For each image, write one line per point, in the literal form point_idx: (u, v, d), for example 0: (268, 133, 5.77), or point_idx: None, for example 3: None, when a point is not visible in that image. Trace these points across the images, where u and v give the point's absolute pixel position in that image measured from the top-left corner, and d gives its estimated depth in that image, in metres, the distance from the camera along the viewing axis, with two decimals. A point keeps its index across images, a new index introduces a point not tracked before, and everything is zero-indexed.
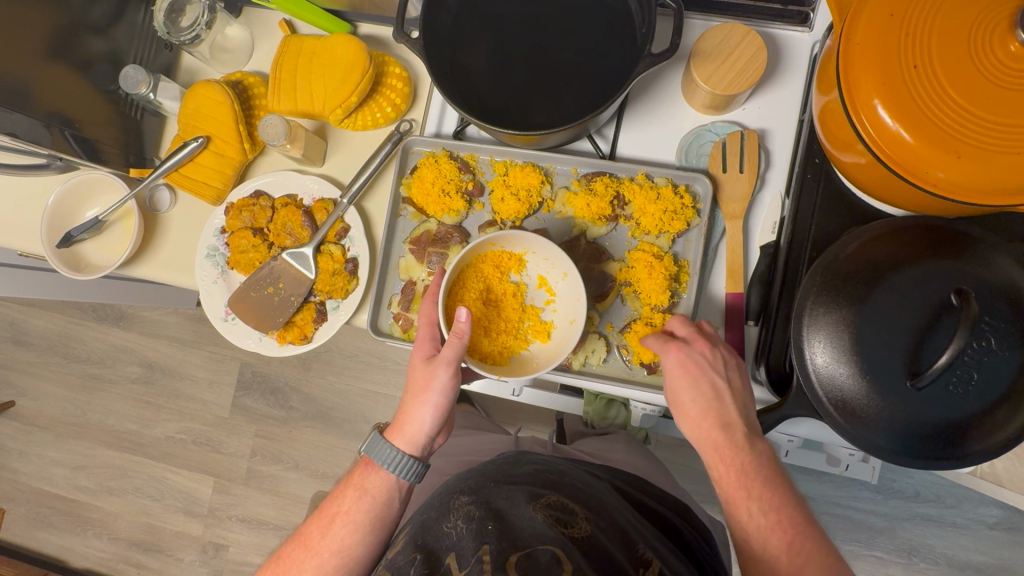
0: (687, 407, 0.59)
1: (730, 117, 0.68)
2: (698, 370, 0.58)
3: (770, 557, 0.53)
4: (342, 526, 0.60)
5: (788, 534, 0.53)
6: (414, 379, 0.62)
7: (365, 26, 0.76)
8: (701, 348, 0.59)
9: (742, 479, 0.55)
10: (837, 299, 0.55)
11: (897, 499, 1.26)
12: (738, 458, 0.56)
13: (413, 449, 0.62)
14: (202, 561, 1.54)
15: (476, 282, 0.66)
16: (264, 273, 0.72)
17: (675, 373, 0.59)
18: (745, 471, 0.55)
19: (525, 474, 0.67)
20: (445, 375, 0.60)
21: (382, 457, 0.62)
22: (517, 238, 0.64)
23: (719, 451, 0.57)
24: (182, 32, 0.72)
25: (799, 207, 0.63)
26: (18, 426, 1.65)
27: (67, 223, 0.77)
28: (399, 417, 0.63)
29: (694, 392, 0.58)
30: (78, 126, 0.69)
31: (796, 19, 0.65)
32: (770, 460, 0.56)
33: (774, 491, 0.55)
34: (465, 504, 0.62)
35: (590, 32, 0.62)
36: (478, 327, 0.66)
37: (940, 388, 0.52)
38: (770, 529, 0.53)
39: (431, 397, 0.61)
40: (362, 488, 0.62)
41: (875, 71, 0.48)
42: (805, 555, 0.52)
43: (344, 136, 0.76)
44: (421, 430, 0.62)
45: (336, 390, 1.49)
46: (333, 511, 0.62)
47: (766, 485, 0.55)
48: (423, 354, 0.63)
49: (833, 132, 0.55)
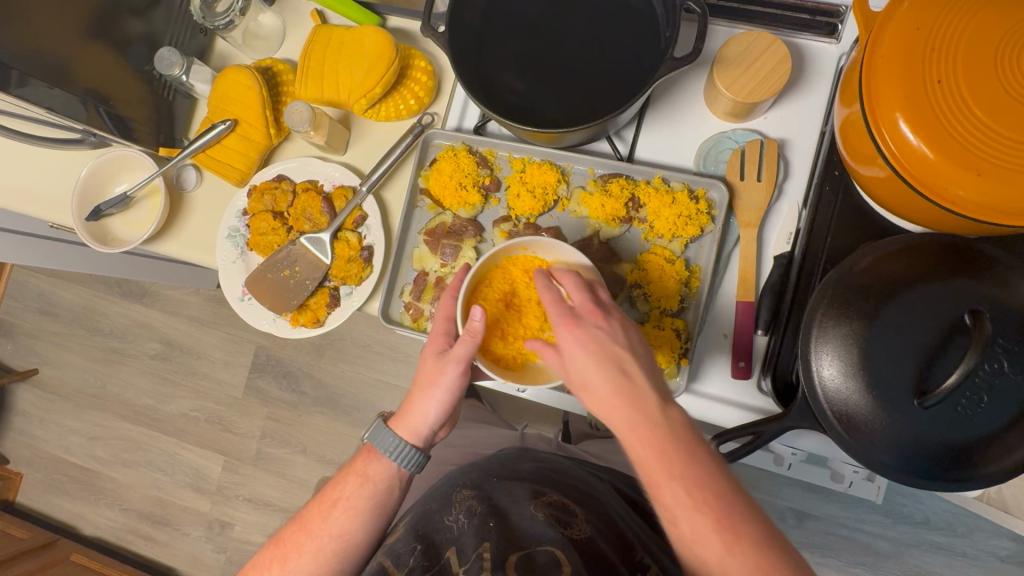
0: (592, 388, 0.53)
1: (751, 125, 0.67)
2: (597, 344, 0.53)
3: (703, 538, 0.47)
4: (342, 511, 0.61)
5: (715, 510, 0.47)
6: (423, 372, 0.62)
7: (392, 19, 0.77)
8: (595, 321, 0.54)
9: (663, 458, 0.49)
10: (847, 313, 0.55)
11: (905, 524, 1.23)
12: (655, 433, 0.50)
13: (414, 439, 0.63)
14: (207, 538, 1.57)
15: (501, 283, 0.65)
16: (282, 256, 0.73)
17: (575, 354, 0.54)
18: (662, 446, 0.49)
19: (527, 471, 0.69)
20: (454, 372, 0.60)
21: (385, 445, 0.62)
22: (545, 247, 0.63)
23: (636, 433, 0.50)
24: (216, 17, 0.74)
25: (815, 219, 0.62)
26: (41, 394, 1.71)
27: (96, 197, 0.80)
28: (404, 405, 0.64)
29: (596, 371, 0.52)
30: (113, 104, 0.71)
31: (825, 30, 0.66)
32: (687, 427, 0.51)
33: (699, 462, 0.49)
34: (466, 499, 0.63)
35: (613, 34, 0.62)
36: (494, 327, 0.64)
37: (947, 409, 0.51)
38: (699, 507, 0.47)
39: (437, 392, 0.61)
40: (365, 475, 0.62)
41: (898, 84, 0.48)
42: (735, 533, 0.46)
43: (368, 126, 0.77)
44: (423, 423, 0.62)
45: (347, 377, 1.52)
46: (334, 496, 0.62)
47: (687, 457, 0.49)
48: (434, 348, 0.62)
49: (853, 144, 0.55)
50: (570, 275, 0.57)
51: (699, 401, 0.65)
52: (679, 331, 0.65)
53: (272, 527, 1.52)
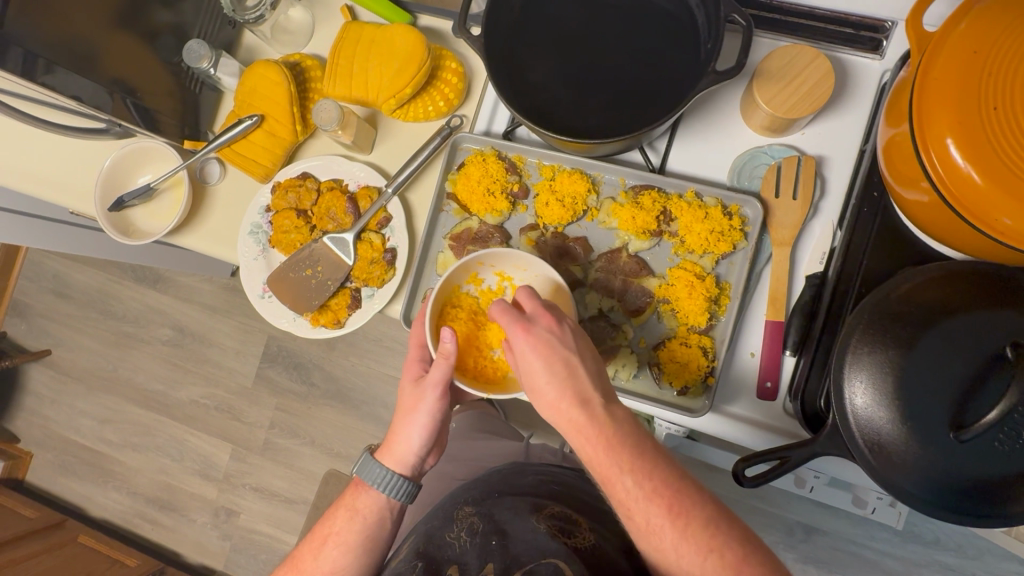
0: (543, 392, 0.53)
1: (788, 141, 0.66)
2: (548, 349, 0.52)
3: (656, 528, 0.49)
4: (334, 547, 0.62)
5: (665, 500, 0.49)
6: (403, 402, 0.63)
7: (424, 18, 0.76)
8: (546, 325, 0.53)
9: (610, 455, 0.50)
10: (883, 340, 0.53)
11: (915, 543, 1.22)
12: (603, 431, 0.51)
13: (402, 468, 0.63)
14: (213, 525, 1.58)
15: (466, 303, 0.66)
16: (304, 255, 0.72)
17: (527, 360, 0.53)
18: (612, 443, 0.50)
19: (529, 485, 0.68)
20: (432, 396, 0.60)
21: (372, 477, 0.62)
22: (505, 257, 0.63)
23: (584, 432, 0.51)
24: (247, 11, 0.73)
25: (851, 240, 0.61)
26: (53, 375, 1.72)
27: (119, 188, 0.79)
28: (388, 436, 0.64)
29: (546, 375, 0.52)
30: (140, 96, 0.71)
31: (869, 45, 0.64)
32: (633, 424, 0.52)
33: (644, 456, 0.50)
34: (468, 515, 0.64)
35: (651, 44, 0.61)
36: (469, 344, 0.64)
37: (982, 443, 0.50)
38: (649, 497, 0.49)
39: (419, 417, 0.62)
40: (354, 509, 0.63)
41: (952, 108, 0.46)
42: (687, 517, 0.48)
43: (395, 126, 0.76)
44: (410, 449, 0.63)
45: (358, 371, 1.52)
46: (325, 532, 0.63)
47: (634, 452, 0.50)
48: (412, 375, 0.63)
49: (896, 166, 0.54)
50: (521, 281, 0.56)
51: (724, 421, 0.64)
52: (706, 349, 0.64)
53: (278, 518, 1.52)
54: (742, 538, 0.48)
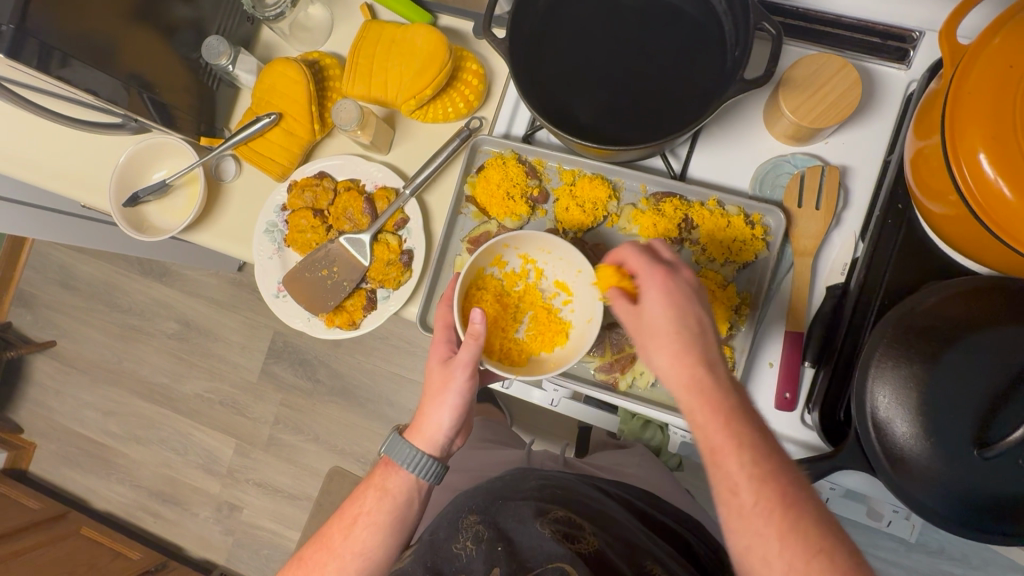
0: (666, 344, 0.51)
1: (811, 150, 0.65)
2: (684, 299, 0.53)
3: (761, 510, 0.43)
4: (364, 528, 0.59)
5: (780, 484, 0.43)
6: (432, 380, 0.62)
7: (444, 18, 0.76)
8: (686, 278, 0.54)
9: (728, 421, 0.46)
10: (908, 355, 0.52)
11: (920, 553, 1.20)
12: (722, 398, 0.48)
13: (431, 449, 0.61)
14: (216, 520, 1.58)
15: (491, 286, 0.68)
16: (320, 255, 0.72)
17: (659, 303, 0.53)
18: (732, 408, 0.47)
19: (532, 489, 0.68)
20: (462, 376, 0.59)
21: (402, 457, 0.60)
22: (530, 240, 0.65)
23: (706, 390, 0.48)
24: (267, 7, 0.72)
25: (875, 252, 0.60)
26: (58, 366, 1.72)
27: (133, 183, 0.79)
28: (417, 417, 0.63)
29: (679, 322, 0.52)
30: (157, 91, 0.70)
31: (895, 55, 0.63)
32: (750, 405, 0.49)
33: (763, 433, 0.47)
34: (473, 524, 0.62)
35: (676, 51, 0.60)
36: (495, 325, 0.67)
37: (1006, 461, 0.49)
38: (761, 474, 0.44)
39: (448, 398, 0.60)
40: (383, 489, 0.60)
41: (985, 119, 0.46)
42: (799, 509, 0.43)
43: (413, 127, 0.76)
44: (439, 430, 0.61)
45: (364, 368, 1.51)
46: (354, 512, 0.60)
47: (754, 423, 0.47)
48: (439, 356, 0.62)
49: (924, 179, 0.53)
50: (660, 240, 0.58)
51: None
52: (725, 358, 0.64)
53: (281, 514, 1.52)
54: (856, 552, 0.42)
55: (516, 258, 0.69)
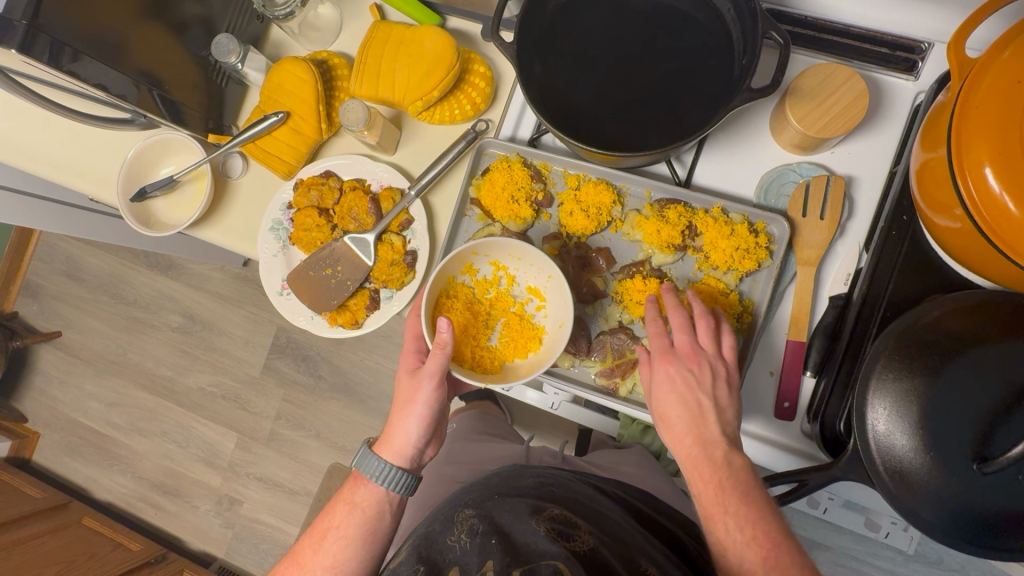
0: (671, 422, 0.58)
1: (817, 160, 0.65)
2: (683, 386, 0.58)
3: (744, 571, 0.50)
4: (333, 542, 0.60)
5: (761, 548, 0.50)
6: (401, 392, 0.64)
7: (453, 20, 0.76)
8: (688, 364, 0.58)
9: (718, 494, 0.53)
10: (909, 368, 0.52)
11: (919, 563, 1.17)
12: (715, 474, 0.54)
13: (402, 462, 0.63)
14: (216, 512, 1.58)
15: (463, 296, 0.69)
16: (325, 254, 0.73)
17: (660, 389, 0.59)
18: (722, 484, 0.53)
19: (529, 486, 0.67)
20: (428, 387, 0.62)
21: (370, 471, 0.62)
22: (500, 245, 0.66)
23: (699, 468, 0.55)
24: (277, 7, 0.73)
25: (878, 263, 0.60)
26: (63, 356, 1.73)
27: (141, 178, 0.79)
28: (387, 429, 0.64)
29: (677, 409, 0.57)
30: (166, 88, 0.70)
31: (903, 65, 0.63)
32: (751, 476, 0.54)
33: (752, 504, 0.52)
34: (469, 517, 0.62)
35: (683, 57, 0.61)
36: (465, 333, 0.68)
37: (1006, 476, 0.49)
38: (744, 542, 0.51)
39: (415, 409, 0.63)
40: (353, 502, 0.62)
41: (991, 134, 0.45)
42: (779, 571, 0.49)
43: (420, 127, 0.76)
44: (408, 442, 0.63)
45: (366, 365, 1.52)
46: (325, 526, 0.62)
47: (743, 497, 0.52)
48: (408, 366, 0.65)
49: (929, 190, 0.53)
50: (675, 312, 0.61)
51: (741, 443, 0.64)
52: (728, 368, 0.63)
53: (281, 509, 1.53)
54: None
55: (487, 265, 0.70)
